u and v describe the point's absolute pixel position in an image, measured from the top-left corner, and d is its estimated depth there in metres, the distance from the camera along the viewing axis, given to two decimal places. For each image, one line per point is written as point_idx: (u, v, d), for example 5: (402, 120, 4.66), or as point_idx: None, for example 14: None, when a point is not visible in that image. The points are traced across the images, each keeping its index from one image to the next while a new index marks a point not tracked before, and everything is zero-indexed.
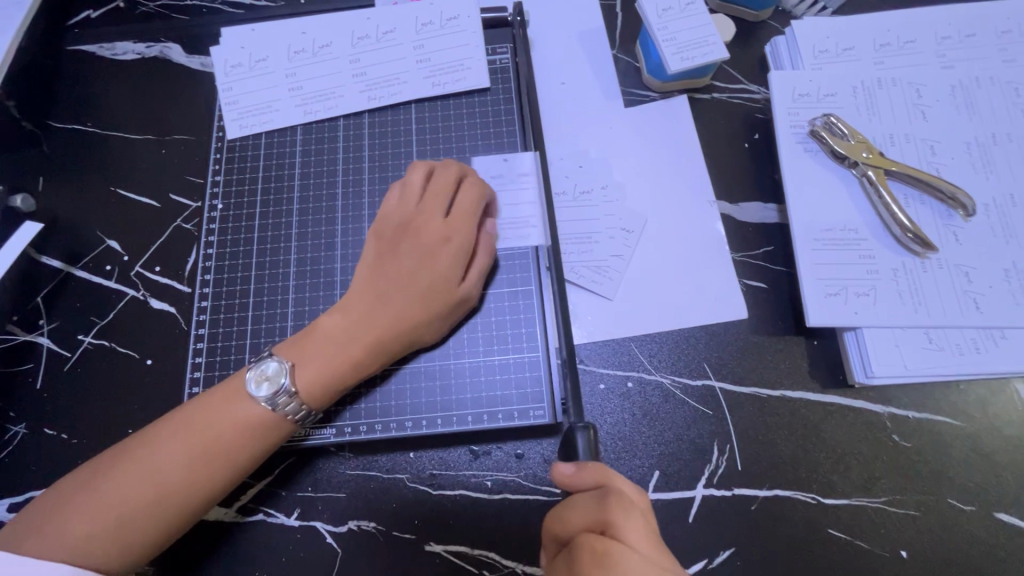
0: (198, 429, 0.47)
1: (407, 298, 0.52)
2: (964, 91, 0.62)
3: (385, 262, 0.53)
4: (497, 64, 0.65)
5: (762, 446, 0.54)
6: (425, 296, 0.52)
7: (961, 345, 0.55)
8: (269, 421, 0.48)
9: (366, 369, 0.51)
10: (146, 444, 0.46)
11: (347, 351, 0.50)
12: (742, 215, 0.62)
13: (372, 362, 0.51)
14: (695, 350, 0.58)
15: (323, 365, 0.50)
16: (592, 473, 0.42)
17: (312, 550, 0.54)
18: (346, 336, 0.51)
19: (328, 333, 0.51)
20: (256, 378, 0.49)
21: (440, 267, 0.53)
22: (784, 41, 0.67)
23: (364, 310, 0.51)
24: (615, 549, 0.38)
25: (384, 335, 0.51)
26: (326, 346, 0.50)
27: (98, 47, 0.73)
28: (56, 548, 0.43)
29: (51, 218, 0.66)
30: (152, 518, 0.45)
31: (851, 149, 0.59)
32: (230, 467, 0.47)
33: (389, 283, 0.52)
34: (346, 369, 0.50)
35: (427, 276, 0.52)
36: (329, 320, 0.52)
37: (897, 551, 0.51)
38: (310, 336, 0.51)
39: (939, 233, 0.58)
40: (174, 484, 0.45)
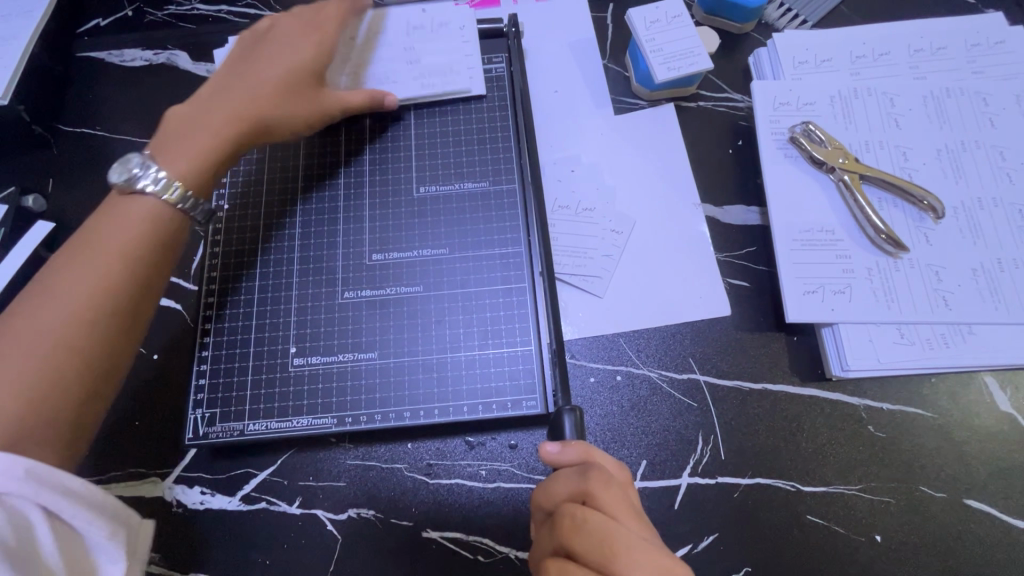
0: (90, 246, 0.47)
1: (255, 102, 0.57)
2: (936, 100, 0.66)
3: (240, 61, 0.60)
4: (493, 73, 0.68)
5: (744, 437, 0.57)
6: (278, 103, 0.59)
7: (932, 340, 0.58)
8: (160, 211, 0.49)
9: (218, 166, 0.55)
10: (14, 328, 0.43)
11: (213, 131, 0.54)
12: (726, 218, 0.65)
13: (227, 157, 0.56)
14: (681, 345, 0.61)
15: (193, 145, 0.53)
16: (576, 449, 0.45)
17: (313, 537, 0.56)
18: (188, 128, 0.54)
19: (200, 125, 0.54)
20: (118, 169, 0.50)
21: (308, 96, 0.61)
22: (766, 53, 0.70)
23: (220, 105, 0.56)
24: (593, 516, 0.41)
25: (242, 127, 0.56)
26: (188, 129, 0.54)
27: (107, 54, 0.75)
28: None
29: (60, 218, 0.68)
30: (48, 399, 0.42)
31: (828, 155, 0.63)
32: (134, 262, 0.47)
33: (251, 96, 0.57)
34: (217, 140, 0.54)
35: (294, 89, 0.60)
36: (203, 115, 0.55)
37: (872, 535, 0.54)
38: (180, 126, 0.54)
39: (911, 234, 0.61)
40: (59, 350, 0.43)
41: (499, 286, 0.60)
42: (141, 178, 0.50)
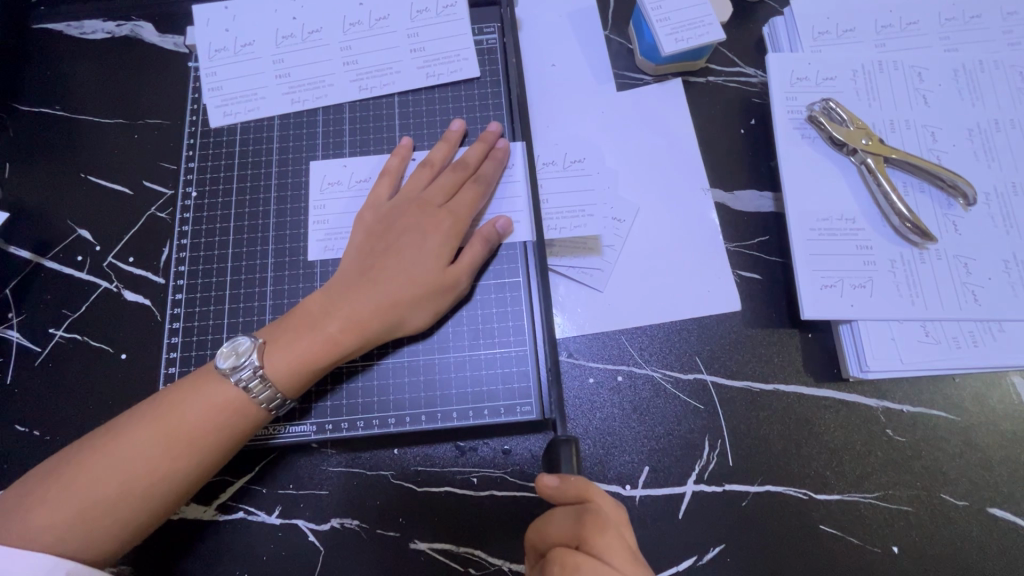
0: (164, 430, 0.45)
1: (389, 270, 0.52)
2: (968, 74, 0.60)
3: (365, 266, 0.52)
4: (484, 45, 0.62)
5: (754, 442, 0.53)
6: (409, 266, 0.52)
7: (958, 338, 0.53)
8: (243, 403, 0.47)
9: (351, 344, 0.50)
10: (95, 459, 0.44)
11: (349, 316, 0.50)
12: (737, 204, 0.60)
13: (375, 323, 0.50)
14: (687, 343, 0.56)
15: (299, 344, 0.49)
16: (573, 486, 0.42)
17: (293, 548, 0.52)
18: (323, 314, 0.50)
19: (308, 314, 0.50)
20: (226, 353, 0.48)
21: (416, 235, 0.53)
22: (782, 22, 0.64)
23: (353, 283, 0.51)
24: (585, 564, 0.37)
25: (387, 299, 0.50)
26: (308, 325, 0.49)
27: (64, 25, 0.69)
28: (48, 531, 0.42)
29: (18, 207, 0.63)
30: (101, 499, 0.44)
31: (849, 135, 0.57)
32: (210, 416, 0.46)
33: (372, 247, 0.53)
34: (330, 350, 0.49)
35: (404, 231, 0.53)
36: (311, 300, 0.51)
37: (888, 546, 0.51)
38: (289, 314, 0.51)
39: (938, 223, 0.56)
40: (127, 440, 0.45)
41: (492, 280, 0.55)
42: (242, 370, 0.47)
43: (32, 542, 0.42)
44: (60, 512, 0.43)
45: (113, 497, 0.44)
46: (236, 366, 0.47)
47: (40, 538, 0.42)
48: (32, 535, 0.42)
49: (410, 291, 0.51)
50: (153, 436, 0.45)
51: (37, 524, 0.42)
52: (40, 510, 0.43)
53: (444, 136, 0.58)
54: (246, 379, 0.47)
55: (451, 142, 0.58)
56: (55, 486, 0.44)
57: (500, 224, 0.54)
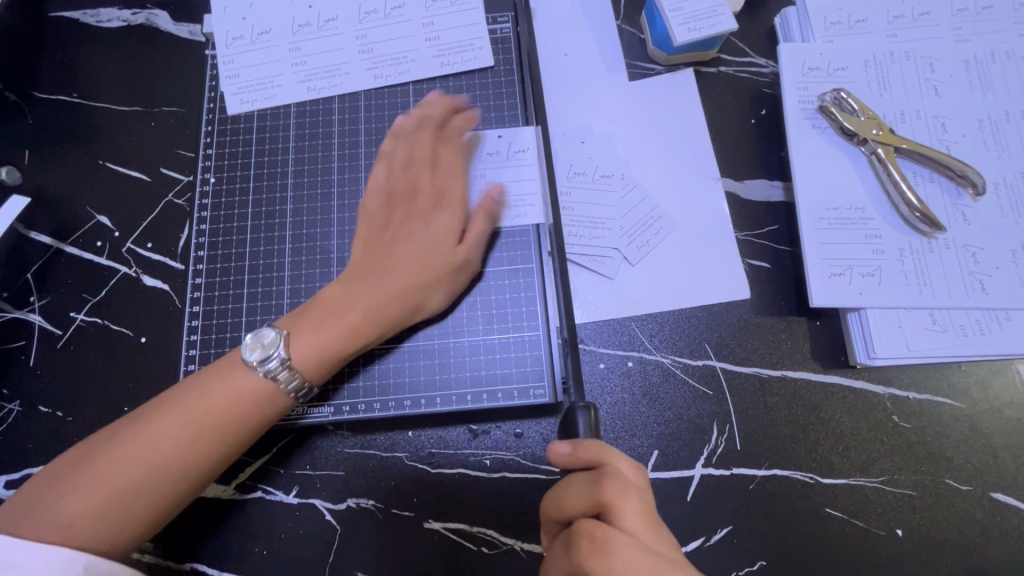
0: (188, 414, 0.47)
1: (406, 257, 0.52)
2: (979, 66, 0.60)
3: (382, 253, 0.53)
4: (498, 34, 0.62)
5: (762, 427, 0.54)
6: (425, 253, 0.53)
7: (965, 327, 0.54)
8: (269, 392, 0.48)
9: (374, 328, 0.51)
10: (127, 442, 0.46)
11: (371, 303, 0.51)
12: (747, 193, 0.61)
13: (396, 307, 0.51)
14: (697, 330, 0.57)
15: (322, 330, 0.50)
16: (591, 451, 0.42)
17: (310, 527, 0.54)
18: (344, 301, 0.51)
19: (329, 302, 0.51)
20: (253, 344, 0.48)
21: (431, 222, 0.54)
22: (794, 12, 0.64)
23: (370, 271, 0.52)
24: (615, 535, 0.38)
25: (407, 287, 0.51)
26: (329, 313, 0.50)
27: (80, 13, 0.70)
28: (84, 511, 0.44)
29: (37, 192, 0.64)
30: (132, 483, 0.45)
31: (860, 126, 0.58)
32: (235, 404, 0.47)
33: (389, 235, 0.54)
34: (354, 337, 0.50)
35: (420, 219, 0.54)
36: (328, 289, 0.52)
37: (893, 529, 0.52)
38: (307, 306, 0.52)
39: (946, 212, 0.57)
40: (157, 425, 0.46)
41: (505, 266, 0.56)
42: (271, 361, 0.48)
43: (67, 526, 0.44)
44: (92, 497, 0.44)
45: (142, 480, 0.45)
46: (264, 358, 0.48)
47: (74, 522, 0.44)
48: (66, 521, 0.44)
49: (426, 276, 0.52)
50: (177, 418, 0.46)
51: (74, 505, 0.44)
52: (73, 495, 0.44)
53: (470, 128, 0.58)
54: (274, 370, 0.48)
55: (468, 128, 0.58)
56: (86, 471, 0.45)
57: (495, 192, 0.55)
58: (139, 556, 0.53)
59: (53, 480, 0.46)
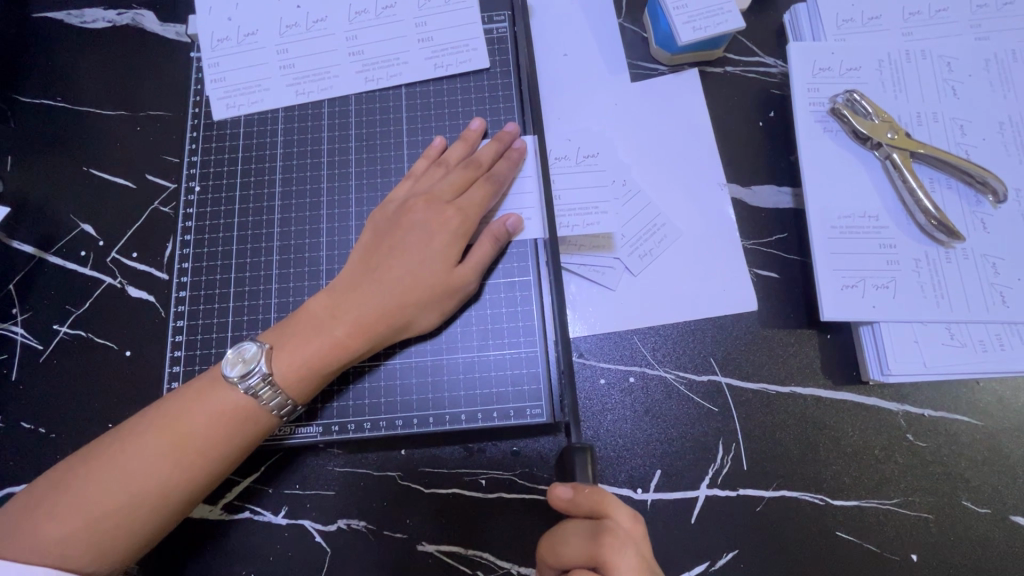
0: (172, 433, 0.45)
1: (395, 269, 0.50)
2: (1000, 65, 0.58)
3: (371, 266, 0.51)
4: (494, 34, 0.60)
5: (769, 445, 0.52)
6: (415, 265, 0.50)
7: (984, 341, 0.51)
8: (251, 410, 0.46)
9: (359, 344, 0.49)
10: (103, 467, 0.44)
11: (358, 318, 0.49)
12: (754, 200, 0.59)
13: (385, 321, 0.49)
14: (702, 343, 0.55)
15: (307, 347, 0.48)
16: (589, 500, 0.40)
17: (300, 549, 0.52)
18: (331, 315, 0.49)
19: (316, 316, 0.49)
20: (233, 360, 0.47)
21: (422, 234, 0.51)
22: (804, 9, 0.61)
23: (358, 284, 0.50)
24: None
25: (396, 300, 0.49)
26: (315, 328, 0.48)
27: (64, 14, 0.67)
28: (57, 541, 0.42)
29: (21, 201, 0.62)
30: (108, 512, 0.43)
31: (874, 129, 0.55)
32: (214, 428, 0.45)
33: (378, 246, 0.52)
34: (339, 352, 0.48)
35: (411, 230, 0.52)
36: (315, 302, 0.50)
37: (907, 554, 0.49)
38: (292, 318, 0.50)
39: (964, 221, 0.54)
40: (135, 448, 0.44)
41: (501, 279, 0.54)
42: (252, 376, 0.46)
43: (44, 553, 0.42)
44: (70, 522, 0.42)
45: (123, 504, 0.43)
46: (245, 373, 0.46)
47: (51, 548, 0.42)
48: (43, 547, 0.42)
49: (415, 290, 0.50)
50: (156, 443, 0.44)
51: (46, 534, 0.42)
52: (51, 520, 0.42)
53: (464, 136, 0.56)
54: (255, 386, 0.46)
55: (468, 141, 0.56)
56: (61, 497, 0.43)
57: (510, 222, 0.52)
58: None
59: (26, 505, 0.44)
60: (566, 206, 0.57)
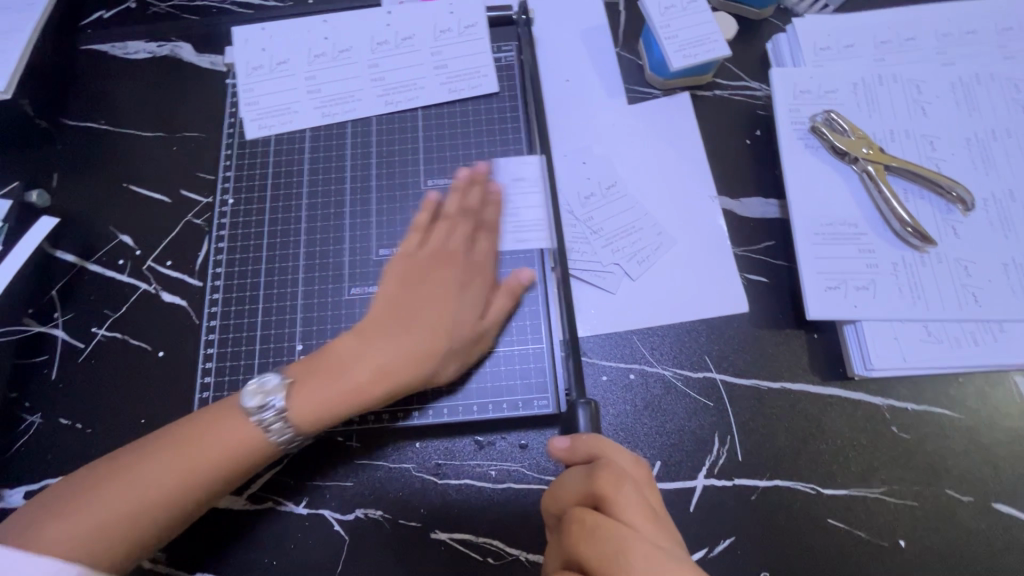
0: (191, 444, 0.47)
1: (421, 320, 0.53)
2: (965, 87, 0.63)
3: (398, 314, 0.53)
4: (502, 62, 0.66)
5: (762, 438, 0.55)
6: (442, 316, 0.53)
7: (960, 338, 0.55)
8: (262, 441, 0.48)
9: (379, 394, 0.50)
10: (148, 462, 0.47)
11: (377, 365, 0.50)
12: (743, 210, 0.63)
13: (406, 374, 0.51)
14: (697, 343, 0.59)
15: (325, 390, 0.49)
16: (585, 447, 0.43)
17: (319, 537, 0.55)
18: (357, 361, 0.51)
19: (340, 361, 0.51)
20: (254, 391, 0.49)
21: (450, 285, 0.55)
22: (784, 39, 0.67)
23: (375, 336, 0.52)
24: (604, 523, 0.38)
25: (421, 352, 0.51)
26: (337, 375, 0.50)
27: (109, 46, 0.74)
28: (95, 527, 0.44)
29: (65, 214, 0.67)
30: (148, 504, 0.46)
31: (850, 145, 0.60)
32: (259, 438, 0.48)
33: (404, 293, 0.54)
34: (359, 401, 0.50)
35: (438, 278, 0.55)
36: (340, 345, 0.52)
37: (896, 540, 0.52)
38: (316, 360, 0.51)
39: (938, 227, 0.58)
40: (181, 447, 0.47)
41: None
42: (268, 407, 0.49)
43: (75, 539, 0.44)
44: (86, 522, 0.44)
45: (160, 499, 0.46)
46: (263, 405, 0.49)
47: (74, 543, 0.43)
48: (79, 533, 0.44)
49: (439, 342, 0.52)
50: (201, 447, 0.47)
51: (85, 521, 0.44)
52: (89, 509, 0.45)
53: (483, 185, 0.59)
54: (269, 419, 0.48)
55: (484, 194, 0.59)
56: (105, 485, 0.46)
57: (523, 277, 0.56)
58: (153, 565, 0.54)
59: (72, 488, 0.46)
60: (574, 236, 0.63)
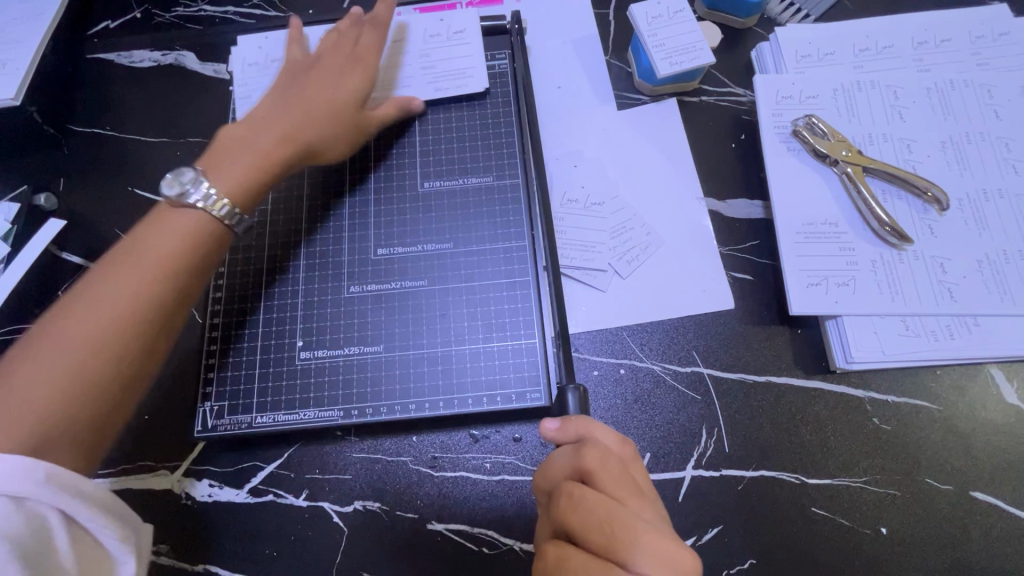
0: (129, 257, 0.47)
1: (317, 97, 0.60)
2: (940, 93, 0.66)
3: (298, 97, 0.59)
4: (496, 69, 0.69)
5: (749, 429, 0.57)
6: (331, 94, 0.60)
7: (936, 332, 0.57)
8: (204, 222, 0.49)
9: (287, 154, 0.56)
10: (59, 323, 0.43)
11: (283, 131, 0.56)
12: (730, 211, 0.66)
13: (301, 136, 0.57)
14: (685, 338, 0.61)
15: (240, 163, 0.53)
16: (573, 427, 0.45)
17: (318, 529, 0.56)
18: (249, 135, 0.55)
19: (233, 139, 0.55)
20: (170, 182, 0.49)
21: (334, 81, 0.61)
22: (768, 48, 0.70)
23: (309, 157, 0.58)
24: (589, 495, 0.40)
25: (298, 125, 0.57)
26: (247, 146, 0.54)
27: (115, 55, 0.76)
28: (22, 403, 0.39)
29: (71, 217, 0.69)
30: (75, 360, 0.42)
31: (831, 147, 0.63)
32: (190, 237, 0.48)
33: (302, 125, 0.57)
34: (270, 160, 0.55)
35: (323, 82, 0.61)
36: (232, 128, 0.56)
37: (877, 527, 0.54)
38: (219, 149, 0.54)
39: (915, 226, 0.61)
40: (94, 296, 0.44)
41: (503, 278, 0.60)
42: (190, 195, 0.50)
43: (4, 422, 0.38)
44: (35, 392, 0.40)
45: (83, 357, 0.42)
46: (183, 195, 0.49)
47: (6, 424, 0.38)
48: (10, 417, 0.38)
49: (322, 122, 0.59)
50: (121, 278, 0.45)
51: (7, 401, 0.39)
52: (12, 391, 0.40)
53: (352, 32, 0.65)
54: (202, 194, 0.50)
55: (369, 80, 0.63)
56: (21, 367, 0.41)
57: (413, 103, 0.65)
58: (156, 557, 0.55)
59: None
60: (567, 241, 0.65)
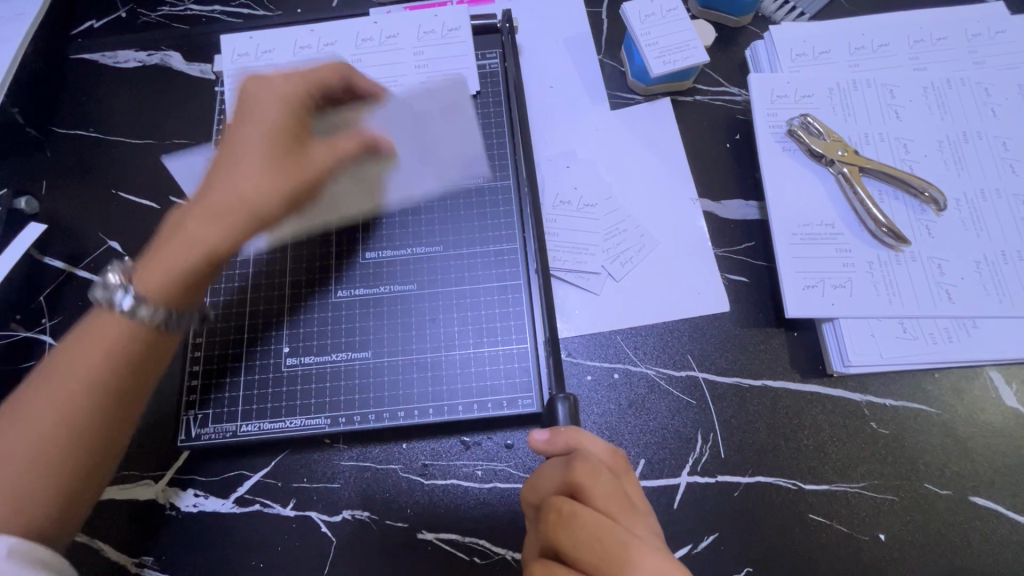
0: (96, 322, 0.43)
1: (244, 154, 0.47)
2: (936, 92, 0.65)
3: (226, 155, 0.47)
4: (487, 69, 0.67)
5: (745, 435, 0.56)
6: (259, 138, 0.47)
7: (934, 334, 0.56)
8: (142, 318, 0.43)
9: (222, 232, 0.45)
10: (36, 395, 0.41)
11: (211, 208, 0.45)
12: (724, 212, 0.65)
13: (237, 206, 0.45)
14: (679, 342, 0.60)
15: (164, 255, 0.44)
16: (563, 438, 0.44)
17: (306, 539, 0.55)
18: (183, 219, 0.45)
19: (172, 225, 0.46)
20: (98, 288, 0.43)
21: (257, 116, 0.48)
22: (762, 46, 0.69)
23: (231, 164, 0.47)
24: (582, 511, 0.39)
25: (234, 194, 0.45)
26: (176, 247, 0.44)
27: (99, 56, 0.75)
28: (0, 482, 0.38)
29: (54, 220, 0.68)
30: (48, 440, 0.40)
31: (827, 147, 0.62)
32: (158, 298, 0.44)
33: (236, 175, 0.46)
34: (195, 252, 0.44)
35: (246, 126, 0.48)
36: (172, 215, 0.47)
37: (875, 534, 0.53)
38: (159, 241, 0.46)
39: (912, 226, 0.60)
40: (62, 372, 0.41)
41: (494, 282, 0.59)
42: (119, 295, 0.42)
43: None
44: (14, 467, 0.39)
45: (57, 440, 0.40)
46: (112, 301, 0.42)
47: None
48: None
49: (261, 176, 0.46)
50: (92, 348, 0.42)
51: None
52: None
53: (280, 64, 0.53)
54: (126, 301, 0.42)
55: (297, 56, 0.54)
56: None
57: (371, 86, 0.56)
58: (140, 569, 0.54)
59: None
60: (558, 244, 0.64)
